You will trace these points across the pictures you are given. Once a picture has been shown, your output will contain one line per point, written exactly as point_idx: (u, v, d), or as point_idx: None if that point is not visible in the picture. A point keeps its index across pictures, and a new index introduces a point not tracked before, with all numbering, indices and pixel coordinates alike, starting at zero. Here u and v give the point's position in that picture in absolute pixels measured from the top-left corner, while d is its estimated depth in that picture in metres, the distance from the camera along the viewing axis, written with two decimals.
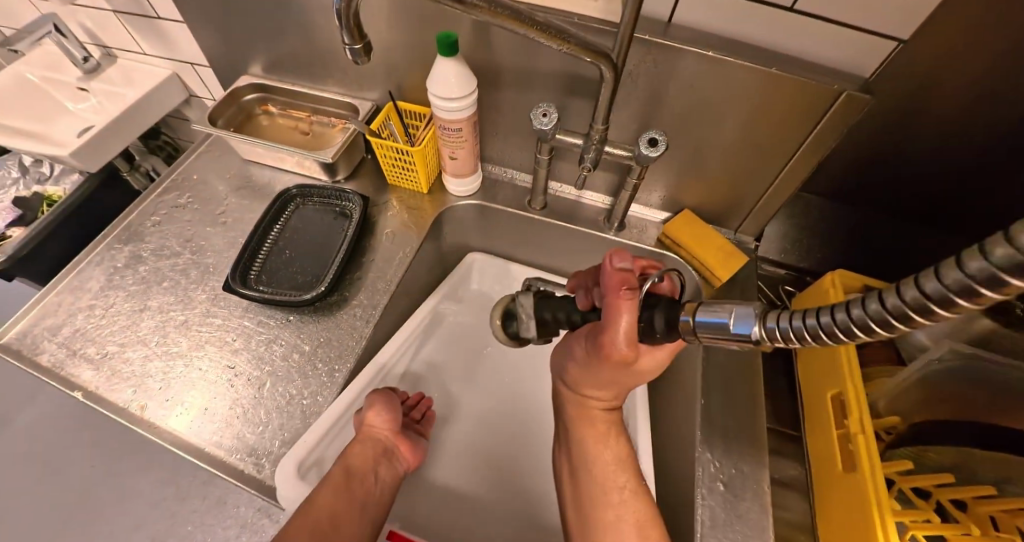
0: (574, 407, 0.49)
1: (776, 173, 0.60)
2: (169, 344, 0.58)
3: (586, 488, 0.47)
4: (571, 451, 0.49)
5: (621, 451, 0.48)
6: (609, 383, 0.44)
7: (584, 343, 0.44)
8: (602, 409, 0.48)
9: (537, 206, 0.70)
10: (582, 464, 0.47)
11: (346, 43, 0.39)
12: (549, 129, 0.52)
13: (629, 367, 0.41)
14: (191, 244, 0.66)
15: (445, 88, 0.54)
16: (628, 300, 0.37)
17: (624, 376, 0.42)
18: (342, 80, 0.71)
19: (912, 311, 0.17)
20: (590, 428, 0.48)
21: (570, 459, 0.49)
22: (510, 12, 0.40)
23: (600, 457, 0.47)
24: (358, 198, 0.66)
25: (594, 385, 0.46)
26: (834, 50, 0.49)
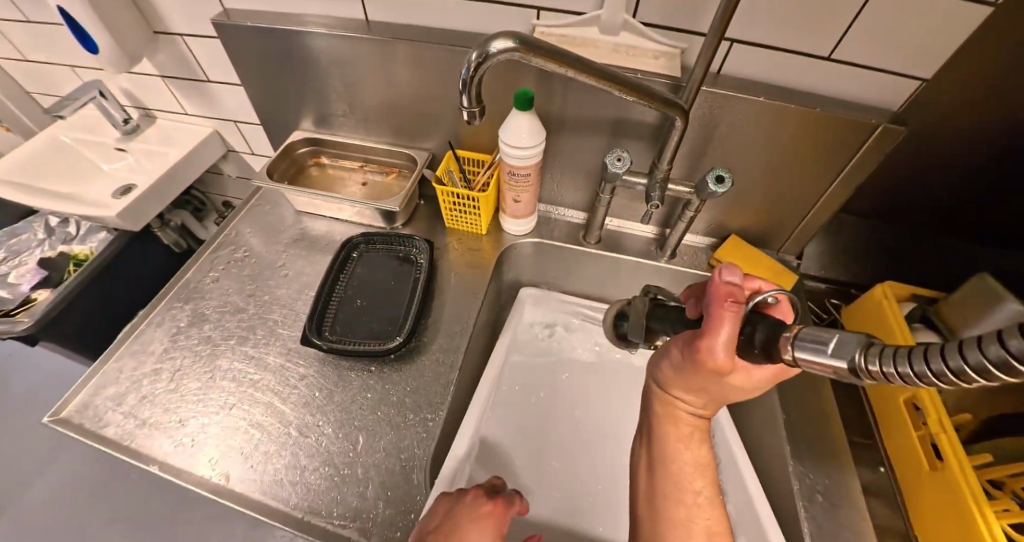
0: (655, 397, 0.43)
1: (816, 198, 0.65)
2: (245, 405, 0.56)
3: (659, 489, 0.44)
4: (648, 443, 0.45)
5: (703, 455, 0.44)
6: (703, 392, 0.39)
7: (677, 347, 0.38)
8: (691, 414, 0.42)
9: (592, 240, 0.73)
10: (659, 465, 0.43)
11: (465, 106, 0.45)
12: (622, 172, 0.56)
13: (723, 381, 0.36)
14: (254, 298, 0.65)
15: (519, 138, 0.58)
16: (731, 311, 0.32)
17: (714, 387, 0.37)
18: (397, 131, 0.73)
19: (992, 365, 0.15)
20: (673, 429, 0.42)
21: (648, 447, 0.45)
22: (605, 74, 0.45)
23: (678, 459, 0.43)
24: (422, 243, 0.68)
25: (686, 390, 0.40)
26: (865, 90, 0.56)
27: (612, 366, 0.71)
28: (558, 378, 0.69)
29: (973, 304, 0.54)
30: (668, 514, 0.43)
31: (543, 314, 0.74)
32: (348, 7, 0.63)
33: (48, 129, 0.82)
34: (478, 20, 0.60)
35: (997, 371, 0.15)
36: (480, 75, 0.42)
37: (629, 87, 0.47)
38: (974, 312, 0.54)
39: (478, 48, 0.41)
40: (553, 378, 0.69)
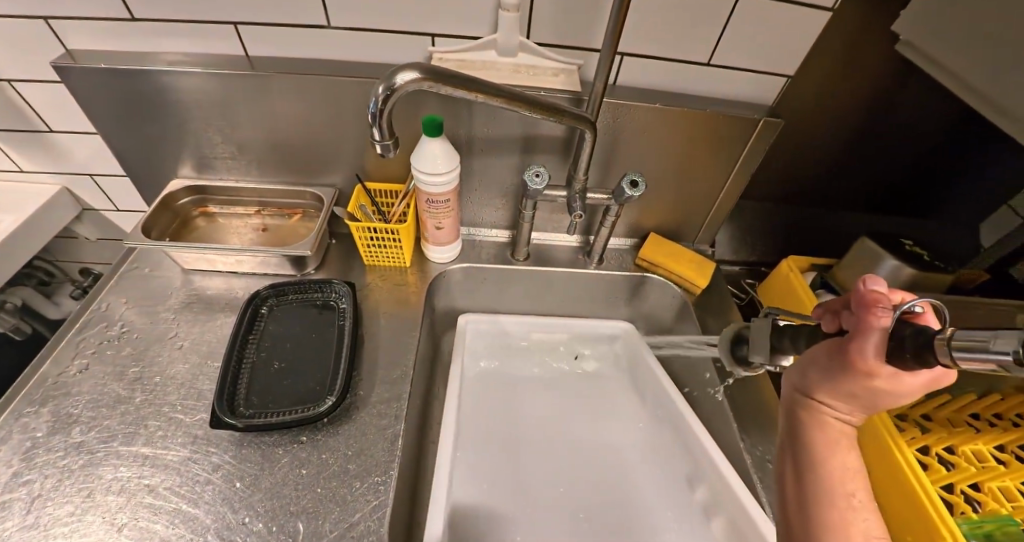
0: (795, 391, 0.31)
1: (717, 190, 0.71)
2: (145, 520, 0.45)
3: (810, 508, 0.28)
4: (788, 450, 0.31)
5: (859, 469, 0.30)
6: (856, 396, 0.27)
7: (825, 348, 0.28)
8: (844, 419, 0.29)
9: (521, 257, 0.72)
10: (813, 476, 0.29)
11: (376, 139, 0.41)
12: (543, 187, 0.56)
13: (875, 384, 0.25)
14: (140, 382, 0.53)
15: (433, 164, 0.56)
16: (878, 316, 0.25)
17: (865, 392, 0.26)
18: (296, 169, 0.67)
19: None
20: (824, 438, 0.29)
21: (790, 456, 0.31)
22: (515, 96, 0.44)
23: (834, 470, 0.29)
24: (342, 285, 0.62)
25: (840, 395, 0.28)
26: (742, 90, 0.62)
27: (560, 380, 0.71)
28: (511, 402, 0.66)
29: (858, 268, 0.62)
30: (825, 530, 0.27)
31: (485, 337, 0.72)
32: (223, 42, 0.57)
33: None
34: (371, 49, 0.57)
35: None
36: (390, 107, 0.39)
37: (541, 107, 0.47)
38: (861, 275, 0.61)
39: (383, 80, 0.38)
40: (505, 402, 0.66)
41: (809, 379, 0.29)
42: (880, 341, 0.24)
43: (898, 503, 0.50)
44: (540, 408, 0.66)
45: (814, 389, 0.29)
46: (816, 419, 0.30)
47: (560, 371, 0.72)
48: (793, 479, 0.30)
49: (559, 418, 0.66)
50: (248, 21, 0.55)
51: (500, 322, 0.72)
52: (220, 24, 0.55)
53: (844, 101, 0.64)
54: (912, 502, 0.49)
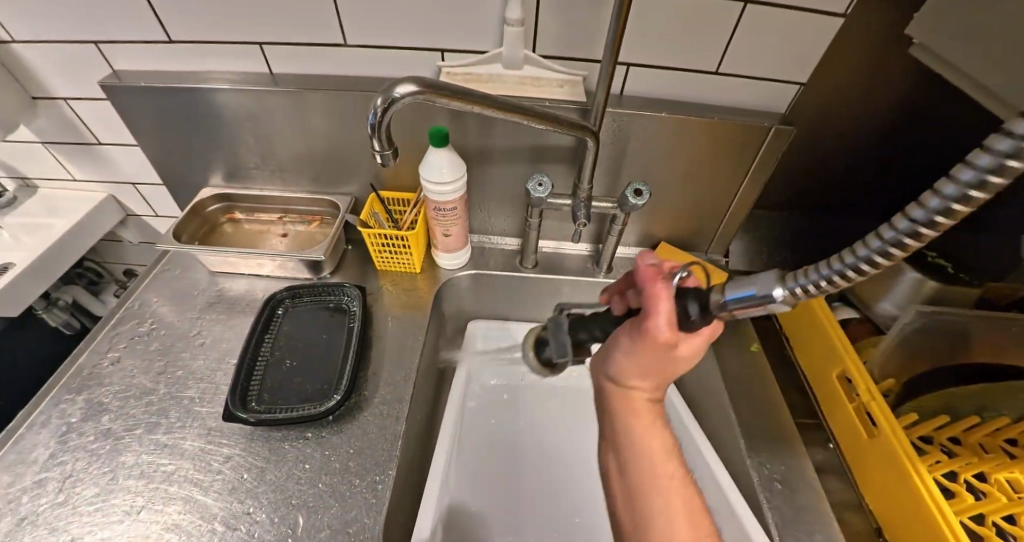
0: (611, 390, 0.42)
1: (729, 199, 0.70)
2: (160, 504, 0.48)
3: (631, 487, 0.40)
4: (611, 445, 0.42)
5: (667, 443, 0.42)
6: (655, 369, 0.39)
7: (629, 329, 0.38)
8: (645, 395, 0.42)
9: (529, 265, 0.72)
10: (630, 468, 0.40)
11: (376, 149, 0.43)
12: (545, 196, 0.57)
13: (674, 351, 0.37)
14: (165, 376, 0.57)
15: (440, 174, 0.58)
16: (665, 288, 0.36)
17: (666, 361, 0.38)
18: (314, 178, 0.71)
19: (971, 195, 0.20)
20: (639, 428, 0.41)
21: (615, 453, 0.42)
22: (505, 104, 0.46)
23: (647, 457, 0.40)
24: (354, 289, 0.64)
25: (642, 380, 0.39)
26: (750, 97, 0.61)
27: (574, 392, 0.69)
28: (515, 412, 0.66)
29: (878, 280, 0.59)
30: (646, 508, 0.38)
31: (493, 344, 0.72)
32: (250, 61, 0.61)
33: None
34: (384, 64, 0.60)
35: (964, 202, 0.20)
36: (388, 119, 0.41)
37: (534, 113, 0.48)
38: (880, 287, 0.59)
39: (382, 93, 0.40)
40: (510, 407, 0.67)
41: (618, 369, 0.41)
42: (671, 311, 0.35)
43: (915, 529, 0.47)
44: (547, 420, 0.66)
45: (625, 382, 0.41)
46: (631, 413, 0.41)
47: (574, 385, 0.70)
48: (618, 471, 0.41)
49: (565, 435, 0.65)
50: (272, 41, 0.59)
51: (508, 330, 0.73)
52: (246, 45, 0.59)
53: (861, 108, 0.62)
54: (932, 537, 0.45)
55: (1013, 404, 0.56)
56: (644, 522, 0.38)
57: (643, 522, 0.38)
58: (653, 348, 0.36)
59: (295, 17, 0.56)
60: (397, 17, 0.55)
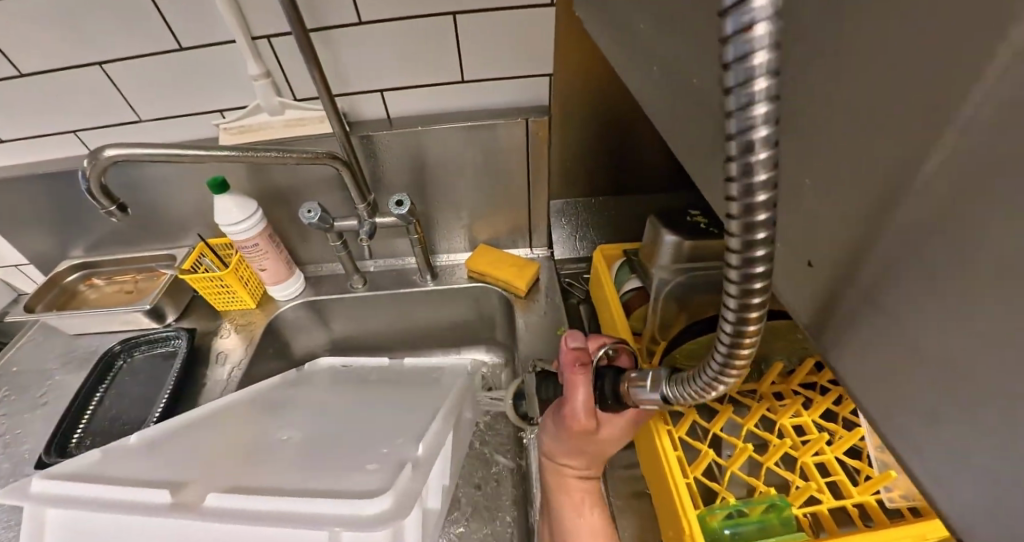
0: (550, 471, 0.52)
1: (527, 193, 0.73)
2: None
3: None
4: (550, 523, 0.51)
5: (596, 519, 0.48)
6: (583, 451, 0.48)
7: (552, 416, 0.50)
8: (578, 477, 0.50)
9: (359, 285, 0.76)
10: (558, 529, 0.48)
11: (104, 207, 0.51)
12: (316, 220, 0.62)
13: (589, 435, 0.47)
14: (8, 438, 0.64)
15: (230, 216, 0.64)
16: (581, 374, 0.46)
17: (587, 444, 0.48)
18: (155, 238, 0.78)
19: (754, 168, 0.16)
20: (562, 489, 0.50)
21: (550, 527, 0.50)
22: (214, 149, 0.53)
23: (575, 526, 0.47)
24: (183, 334, 0.69)
25: (570, 452, 0.49)
26: (507, 95, 0.66)
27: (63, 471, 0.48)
28: (276, 436, 0.56)
29: (652, 246, 0.60)
30: None
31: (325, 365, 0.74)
32: (69, 146, 0.70)
33: None
34: (178, 129, 0.68)
35: (753, 127, 0.15)
36: (101, 179, 0.49)
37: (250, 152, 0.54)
38: (654, 254, 0.60)
39: (87, 156, 0.47)
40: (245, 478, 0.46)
41: (553, 452, 0.51)
42: (583, 395, 0.45)
43: (661, 493, 0.48)
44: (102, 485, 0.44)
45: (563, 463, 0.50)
46: (560, 478, 0.51)
47: (233, 426, 0.57)
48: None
49: (172, 464, 0.48)
50: (80, 127, 0.68)
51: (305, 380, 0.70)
52: (60, 132, 0.68)
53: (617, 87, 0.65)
54: (668, 496, 0.46)
55: (792, 347, 0.56)
56: None
57: None
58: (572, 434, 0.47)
59: (91, 103, 0.65)
60: (170, 89, 0.63)
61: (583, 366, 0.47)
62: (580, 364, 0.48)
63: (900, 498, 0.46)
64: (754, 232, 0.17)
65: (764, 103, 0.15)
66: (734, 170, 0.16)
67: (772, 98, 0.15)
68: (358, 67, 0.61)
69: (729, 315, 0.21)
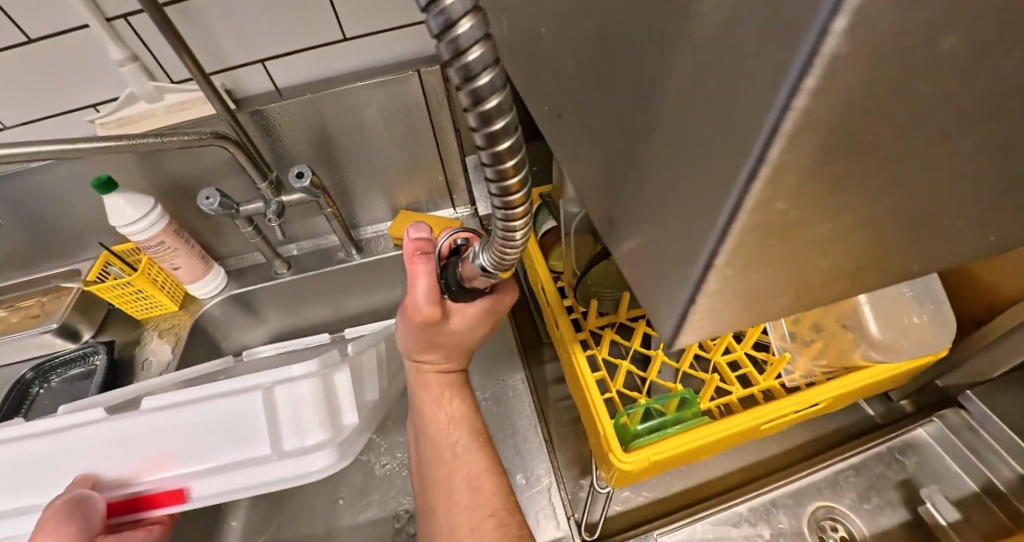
0: (411, 370, 0.48)
1: (438, 152, 0.73)
2: None
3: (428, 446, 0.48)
4: (414, 419, 0.49)
5: (458, 411, 0.48)
6: (438, 345, 0.45)
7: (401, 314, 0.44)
8: (439, 372, 0.48)
9: (283, 270, 0.74)
10: (422, 426, 0.48)
11: None
12: (216, 205, 0.60)
13: (440, 328, 0.43)
14: None
15: (125, 215, 0.61)
16: (421, 263, 0.39)
17: (439, 337, 0.44)
18: (54, 255, 0.73)
19: (487, 113, 0.17)
20: (423, 387, 0.48)
21: (415, 425, 0.49)
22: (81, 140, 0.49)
23: (435, 422, 0.47)
24: (100, 348, 0.67)
25: (425, 348, 0.45)
26: (398, 51, 0.64)
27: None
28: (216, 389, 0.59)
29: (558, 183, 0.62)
30: (431, 471, 0.46)
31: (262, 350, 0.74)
32: None
33: None
34: (50, 132, 0.63)
35: (462, 48, 0.15)
36: None
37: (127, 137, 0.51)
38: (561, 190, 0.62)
39: None
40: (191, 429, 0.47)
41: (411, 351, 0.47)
42: (425, 288, 0.39)
43: (586, 410, 0.51)
44: (57, 464, 0.44)
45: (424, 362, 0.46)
46: (421, 375, 0.48)
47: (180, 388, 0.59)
48: (415, 440, 0.49)
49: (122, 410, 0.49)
50: None
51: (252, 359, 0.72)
52: None
53: None
54: (589, 410, 0.49)
55: None
56: (431, 464, 0.46)
57: (428, 469, 0.46)
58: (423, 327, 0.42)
59: None
60: (28, 88, 0.59)
61: (424, 252, 0.39)
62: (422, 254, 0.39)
63: (799, 376, 0.52)
64: (493, 142, 0.18)
65: (477, 44, 0.15)
66: (464, 98, 0.17)
67: (481, 39, 0.15)
68: (229, 38, 0.58)
69: (491, 188, 0.21)
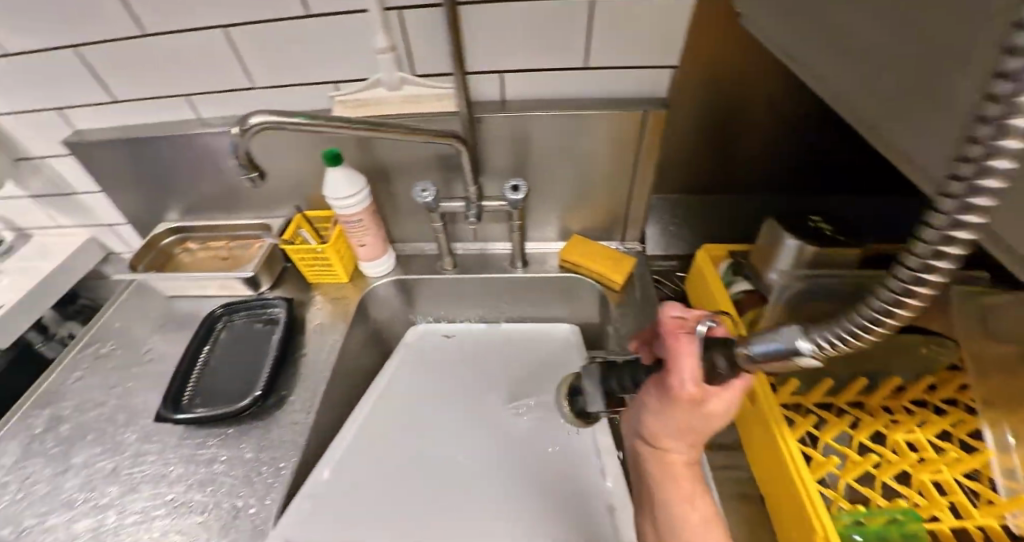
0: (650, 455, 0.45)
1: (627, 186, 0.72)
2: (97, 496, 0.55)
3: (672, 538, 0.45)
4: (650, 504, 0.47)
5: (708, 507, 0.44)
6: (688, 430, 0.41)
7: (649, 392, 0.41)
8: (680, 457, 0.45)
9: (449, 267, 0.76)
10: (666, 520, 0.44)
11: (244, 173, 0.51)
12: (431, 199, 0.62)
13: (701, 412, 0.39)
14: (116, 389, 0.65)
15: (339, 189, 0.64)
16: (687, 341, 0.38)
17: (697, 422, 0.40)
18: (251, 206, 0.79)
19: (972, 203, 0.19)
20: (665, 471, 0.45)
21: (654, 515, 0.46)
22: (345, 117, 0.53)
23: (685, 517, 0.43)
24: (282, 302, 0.70)
25: (677, 434, 0.42)
26: (627, 84, 0.65)
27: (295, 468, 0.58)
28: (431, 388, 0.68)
29: (767, 249, 0.59)
30: None
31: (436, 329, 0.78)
32: (183, 111, 0.71)
33: None
34: (291, 98, 0.68)
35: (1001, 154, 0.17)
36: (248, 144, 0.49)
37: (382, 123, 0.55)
38: (769, 257, 0.59)
39: (237, 123, 0.47)
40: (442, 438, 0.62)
41: (653, 434, 0.43)
42: (692, 366, 0.37)
43: (781, 492, 0.48)
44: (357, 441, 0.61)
45: (662, 445, 0.43)
46: (662, 461, 0.45)
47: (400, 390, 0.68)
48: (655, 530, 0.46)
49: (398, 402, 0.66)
50: (197, 91, 0.69)
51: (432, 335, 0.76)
52: (178, 94, 0.69)
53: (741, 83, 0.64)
54: (792, 496, 0.46)
55: (916, 363, 0.56)
56: None
57: None
58: (681, 409, 0.39)
59: (211, 66, 0.65)
60: (291, 58, 0.64)
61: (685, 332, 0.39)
62: (684, 330, 0.40)
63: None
64: (964, 219, 0.20)
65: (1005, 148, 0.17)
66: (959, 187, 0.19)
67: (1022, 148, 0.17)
68: (481, 43, 0.60)
69: (896, 282, 0.23)
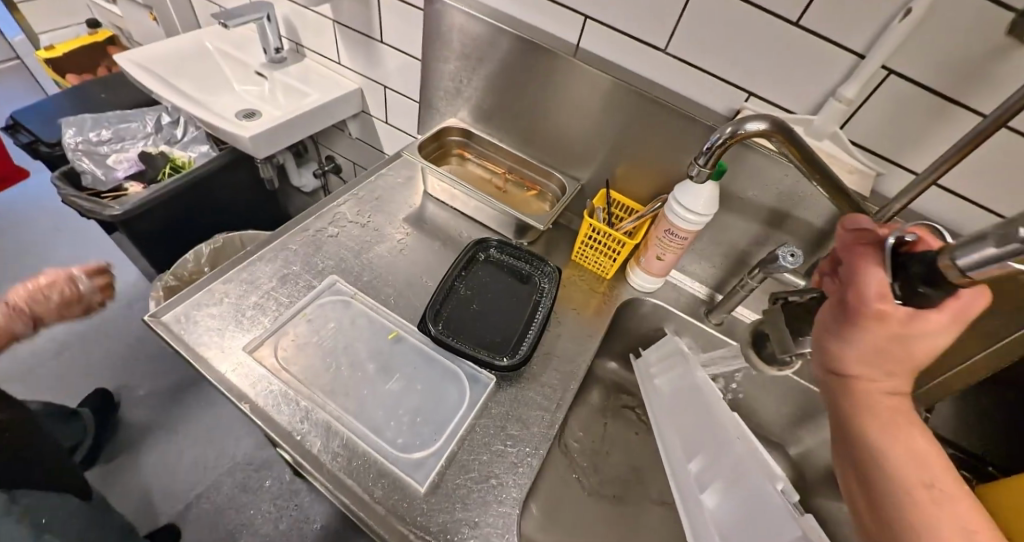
0: (835, 395, 0.34)
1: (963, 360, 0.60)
2: (345, 373, 0.53)
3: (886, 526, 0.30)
4: (856, 474, 0.33)
5: (955, 487, 0.29)
6: (892, 357, 0.31)
7: (822, 313, 0.34)
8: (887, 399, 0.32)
9: (712, 320, 0.69)
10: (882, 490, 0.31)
11: (698, 164, 0.44)
12: (793, 269, 0.53)
13: (905, 333, 0.29)
14: (370, 267, 0.65)
15: (697, 202, 0.57)
16: (865, 251, 0.32)
17: (896, 347, 0.30)
18: (548, 151, 0.74)
19: None
20: (873, 421, 0.32)
21: (862, 488, 0.32)
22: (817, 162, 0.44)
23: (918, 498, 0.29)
24: (550, 268, 0.66)
25: (864, 361, 0.31)
26: None
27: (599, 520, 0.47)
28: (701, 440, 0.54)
29: None
30: None
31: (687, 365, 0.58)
32: (566, 29, 0.65)
33: (200, 33, 0.91)
34: (685, 83, 0.62)
35: None
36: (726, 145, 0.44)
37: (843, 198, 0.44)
38: None
39: (732, 123, 0.43)
40: None
41: (835, 361, 0.33)
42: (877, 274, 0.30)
43: None
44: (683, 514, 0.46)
45: (849, 371, 0.33)
46: (860, 404, 0.33)
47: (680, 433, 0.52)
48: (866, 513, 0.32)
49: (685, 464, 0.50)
50: (597, 17, 0.62)
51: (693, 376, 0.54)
52: (574, 13, 0.63)
53: None
54: None
55: None
56: None
57: None
58: (873, 331, 0.30)
59: (642, 9, 0.58)
60: (727, 52, 0.57)
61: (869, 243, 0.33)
62: (865, 244, 0.33)
63: None
64: None
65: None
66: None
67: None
68: (942, 146, 0.52)
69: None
